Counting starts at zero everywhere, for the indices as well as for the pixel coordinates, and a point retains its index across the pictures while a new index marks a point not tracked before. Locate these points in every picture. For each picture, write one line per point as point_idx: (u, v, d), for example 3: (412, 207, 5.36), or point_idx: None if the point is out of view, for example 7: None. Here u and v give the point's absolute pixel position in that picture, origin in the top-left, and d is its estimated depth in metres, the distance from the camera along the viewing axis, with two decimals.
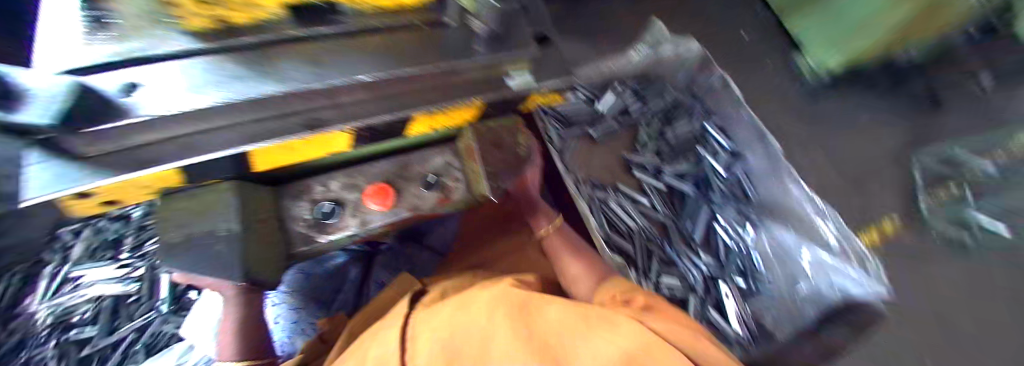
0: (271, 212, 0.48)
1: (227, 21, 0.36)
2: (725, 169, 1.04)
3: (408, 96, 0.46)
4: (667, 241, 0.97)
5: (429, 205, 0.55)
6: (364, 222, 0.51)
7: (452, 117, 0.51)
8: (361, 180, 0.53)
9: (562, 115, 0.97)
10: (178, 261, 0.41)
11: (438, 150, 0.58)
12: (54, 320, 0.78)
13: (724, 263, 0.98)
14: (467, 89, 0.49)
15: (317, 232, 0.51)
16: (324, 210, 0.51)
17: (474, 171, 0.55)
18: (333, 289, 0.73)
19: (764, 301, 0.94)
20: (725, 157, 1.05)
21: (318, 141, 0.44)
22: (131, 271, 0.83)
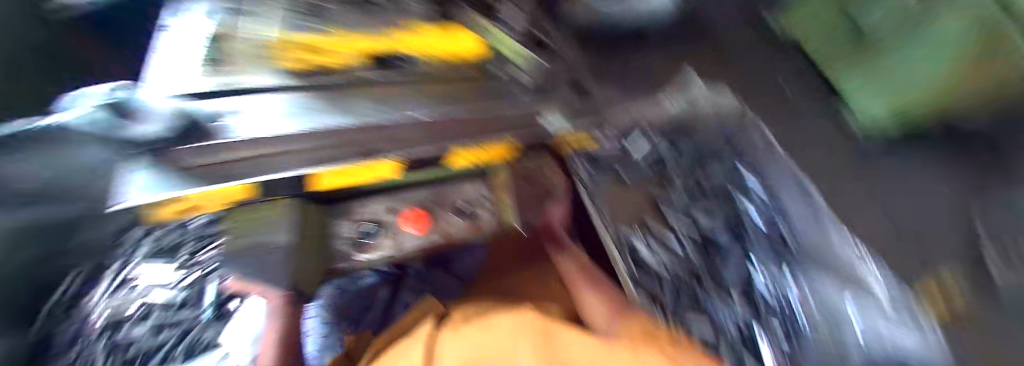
0: (311, 228, 0.51)
1: (324, 66, 0.49)
2: (791, 237, 0.81)
3: (450, 131, 0.54)
4: (703, 294, 0.81)
5: (458, 230, 0.60)
6: (401, 243, 0.56)
7: (491, 150, 0.55)
8: (399, 205, 0.57)
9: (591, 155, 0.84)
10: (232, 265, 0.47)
11: (470, 181, 0.62)
12: None
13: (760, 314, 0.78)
14: (499, 129, 0.59)
15: (358, 249, 0.55)
16: (366, 230, 0.55)
17: (503, 208, 0.64)
18: (362, 306, 0.77)
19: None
20: (765, 204, 0.85)
21: (369, 167, 0.51)
22: None
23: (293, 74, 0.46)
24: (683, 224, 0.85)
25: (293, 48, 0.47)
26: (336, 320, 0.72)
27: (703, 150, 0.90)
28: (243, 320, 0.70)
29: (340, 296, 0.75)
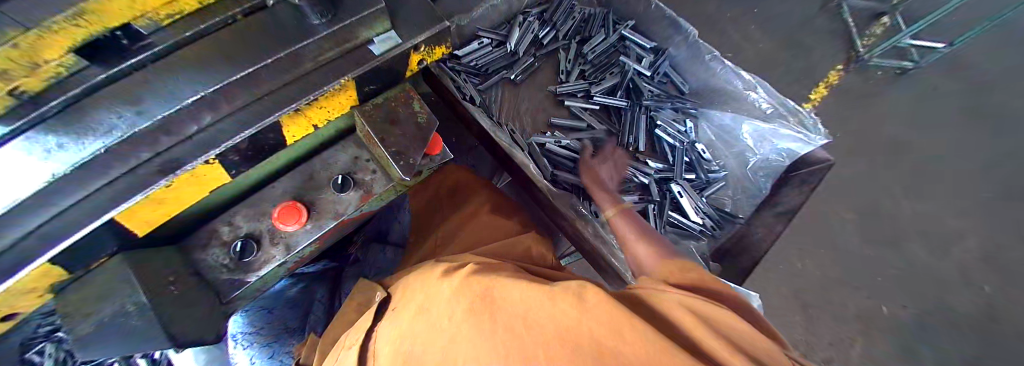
0: (167, 274, 0.42)
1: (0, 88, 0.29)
2: (651, 70, 0.95)
3: (270, 96, 0.39)
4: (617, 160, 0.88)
5: (351, 206, 0.50)
6: (287, 248, 0.47)
7: (332, 103, 0.46)
8: (267, 207, 0.49)
9: (461, 65, 0.85)
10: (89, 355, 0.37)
11: (340, 146, 0.53)
12: None
13: (670, 161, 0.90)
14: (332, 68, 0.42)
15: (242, 271, 0.47)
16: (239, 250, 0.47)
17: (386, 163, 0.50)
18: (301, 313, 0.72)
19: (719, 187, 0.89)
20: (648, 61, 0.96)
21: (182, 184, 0.38)
22: None
23: None
24: (575, 100, 0.90)
25: None
26: (278, 336, 0.69)
27: (571, 25, 0.96)
28: None
29: (273, 312, 0.71)
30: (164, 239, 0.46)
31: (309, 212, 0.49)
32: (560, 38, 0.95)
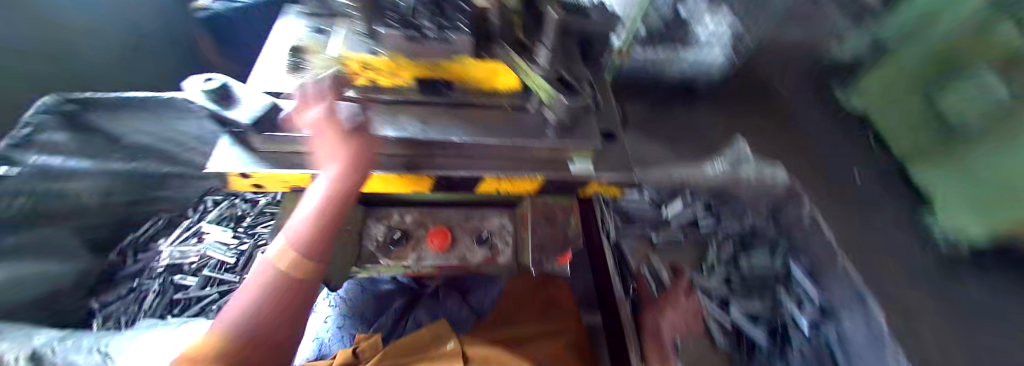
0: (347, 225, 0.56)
1: (382, 82, 0.53)
2: (808, 325, 0.85)
3: (487, 160, 0.54)
4: None
5: (477, 259, 0.59)
6: (419, 257, 0.58)
7: (520, 185, 0.56)
8: (430, 222, 0.61)
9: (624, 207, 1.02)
10: None
11: (499, 211, 0.63)
12: (169, 277, 0.94)
13: None
14: (536, 165, 0.55)
15: (382, 253, 0.58)
16: (394, 238, 0.58)
17: (524, 246, 0.59)
18: (377, 310, 0.79)
19: None
20: (812, 316, 0.86)
21: (403, 179, 0.53)
22: (239, 244, 1.01)
23: (361, 90, 0.53)
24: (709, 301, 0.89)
25: (352, 64, 0.49)
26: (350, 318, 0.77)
27: (737, 228, 1.00)
28: None
29: (361, 295, 0.80)
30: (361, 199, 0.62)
31: (449, 244, 0.59)
32: (719, 234, 0.99)
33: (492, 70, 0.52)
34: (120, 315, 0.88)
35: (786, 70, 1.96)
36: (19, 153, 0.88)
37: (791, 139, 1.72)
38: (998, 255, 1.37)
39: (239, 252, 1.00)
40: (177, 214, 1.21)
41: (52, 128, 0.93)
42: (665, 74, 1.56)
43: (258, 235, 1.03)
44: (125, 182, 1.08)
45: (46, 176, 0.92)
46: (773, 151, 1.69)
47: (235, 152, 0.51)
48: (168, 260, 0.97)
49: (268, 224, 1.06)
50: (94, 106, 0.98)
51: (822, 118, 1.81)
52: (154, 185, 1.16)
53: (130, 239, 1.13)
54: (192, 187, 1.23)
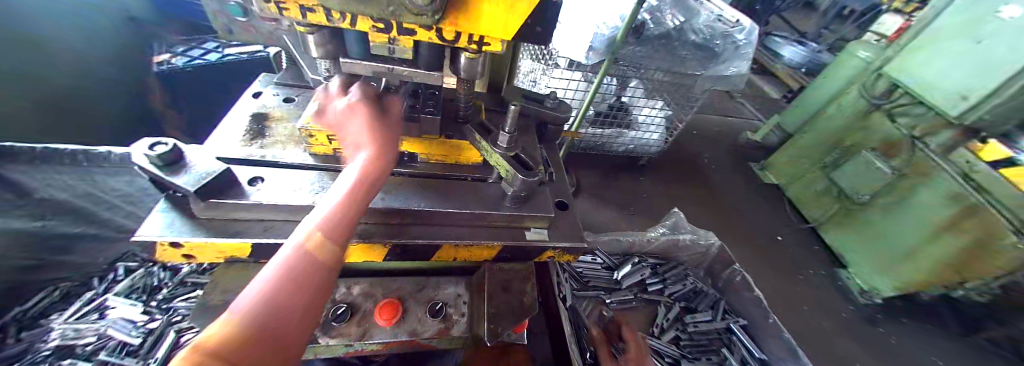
0: None
1: (345, 151, 0.55)
2: None
3: (445, 229, 0.56)
4: None
5: (429, 333, 0.56)
6: (366, 333, 0.53)
7: (477, 251, 0.58)
8: (380, 292, 0.58)
9: (579, 273, 1.05)
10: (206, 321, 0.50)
11: (454, 280, 0.63)
12: (54, 363, 0.79)
13: None
14: (493, 233, 0.57)
15: (321, 331, 0.52)
16: (337, 311, 0.54)
17: (479, 315, 0.56)
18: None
19: None
20: None
21: (357, 249, 0.52)
22: (150, 321, 0.87)
23: (320, 158, 0.55)
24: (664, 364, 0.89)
25: (319, 136, 0.52)
26: None
27: (681, 288, 1.06)
28: None
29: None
30: None
31: (399, 317, 0.55)
32: (667, 295, 1.04)
33: (455, 146, 0.59)
34: None
35: (711, 146, 2.28)
36: None
37: (723, 205, 1.93)
38: (906, 310, 1.55)
39: (147, 331, 0.85)
40: (77, 283, 1.07)
41: None
42: (610, 148, 1.92)
43: (174, 311, 0.89)
44: (17, 243, 0.91)
45: None
46: (713, 216, 1.87)
47: (165, 217, 0.47)
48: (57, 342, 0.82)
49: (190, 297, 0.93)
50: (9, 159, 0.81)
51: (748, 187, 2.07)
52: (54, 248, 0.99)
53: (15, 314, 0.97)
54: (108, 252, 1.10)
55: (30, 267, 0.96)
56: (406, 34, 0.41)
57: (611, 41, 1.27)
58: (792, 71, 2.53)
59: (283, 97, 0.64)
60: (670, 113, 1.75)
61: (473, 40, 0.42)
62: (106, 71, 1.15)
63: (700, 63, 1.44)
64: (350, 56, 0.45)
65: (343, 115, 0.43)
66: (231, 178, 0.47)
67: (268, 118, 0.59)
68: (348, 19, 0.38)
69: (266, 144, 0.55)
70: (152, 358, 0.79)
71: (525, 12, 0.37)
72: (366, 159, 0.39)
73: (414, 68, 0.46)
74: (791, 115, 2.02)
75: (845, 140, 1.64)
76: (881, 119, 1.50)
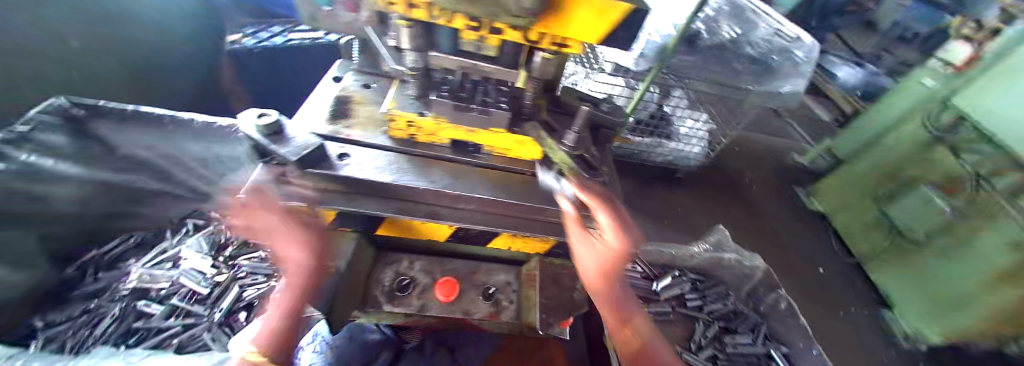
0: (362, 269, 0.59)
1: (420, 137, 0.60)
2: None
3: (504, 218, 0.59)
4: None
5: (481, 314, 0.60)
6: (425, 305, 0.59)
7: (531, 244, 0.62)
8: (438, 271, 0.63)
9: None
10: None
11: (504, 268, 0.67)
12: (133, 302, 0.89)
13: None
14: (548, 228, 0.60)
15: (387, 299, 0.59)
16: (401, 284, 0.60)
17: (529, 305, 0.60)
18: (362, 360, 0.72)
19: None
20: None
21: (425, 225, 0.57)
22: (217, 274, 0.96)
23: (398, 141, 0.60)
24: None
25: (399, 122, 0.56)
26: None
27: (722, 307, 1.02)
28: None
29: (346, 342, 0.74)
30: (378, 242, 0.64)
31: (456, 295, 0.61)
32: (705, 313, 1.00)
33: (518, 141, 0.61)
34: (68, 338, 0.82)
35: (752, 165, 2.19)
36: (12, 149, 0.84)
37: (760, 227, 1.87)
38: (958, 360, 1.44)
39: (215, 283, 0.94)
40: (151, 234, 1.15)
41: (47, 130, 0.88)
42: (647, 157, 1.90)
43: (238, 268, 0.98)
44: (106, 192, 1.02)
45: (26, 177, 0.86)
46: (749, 237, 1.81)
47: (261, 181, 0.52)
48: (135, 283, 0.92)
49: (252, 257, 1.01)
50: (102, 115, 0.93)
51: (789, 211, 1.98)
52: (135, 200, 1.10)
53: (94, 254, 1.05)
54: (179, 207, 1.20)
55: (114, 215, 1.07)
56: (494, 32, 0.43)
57: (662, 51, 1.19)
58: (848, 94, 2.39)
59: (361, 83, 0.70)
60: (714, 128, 1.70)
61: (556, 41, 0.43)
62: (187, 44, 1.26)
63: (753, 77, 1.39)
64: (439, 50, 0.49)
65: (253, 222, 0.45)
66: (323, 153, 0.52)
67: (351, 100, 0.65)
68: (446, 16, 0.40)
69: (350, 124, 0.60)
70: (218, 307, 0.90)
71: (614, 21, 0.38)
72: (289, 274, 0.46)
73: (495, 65, 0.50)
74: (841, 139, 1.91)
75: (901, 171, 1.54)
76: (942, 152, 1.39)
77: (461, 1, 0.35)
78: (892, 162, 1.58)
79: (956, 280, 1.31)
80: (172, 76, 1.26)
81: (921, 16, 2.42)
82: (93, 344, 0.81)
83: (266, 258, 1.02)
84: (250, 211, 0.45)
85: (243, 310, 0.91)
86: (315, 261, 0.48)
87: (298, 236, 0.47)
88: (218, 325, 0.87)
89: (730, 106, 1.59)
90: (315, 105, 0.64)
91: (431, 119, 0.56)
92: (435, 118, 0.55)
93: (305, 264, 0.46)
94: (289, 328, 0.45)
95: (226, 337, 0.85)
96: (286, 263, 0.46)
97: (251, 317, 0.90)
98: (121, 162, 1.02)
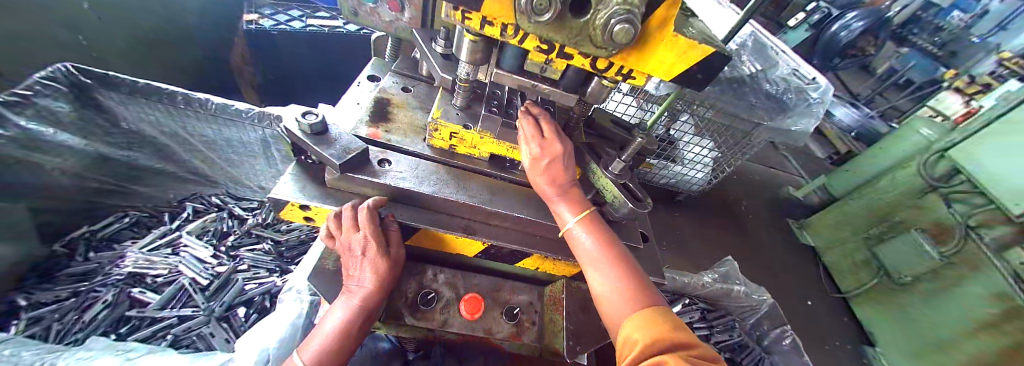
0: None
1: (459, 149, 0.58)
2: None
3: (537, 239, 0.58)
4: None
5: (504, 334, 0.58)
6: (447, 322, 0.56)
7: (560, 267, 0.61)
8: (462, 286, 0.61)
9: None
10: (314, 279, 0.54)
11: (527, 288, 0.65)
12: (127, 288, 0.85)
13: None
14: None
15: (409, 312, 0.56)
16: (426, 298, 0.58)
17: (555, 329, 0.58)
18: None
19: None
20: None
21: (457, 240, 0.55)
22: (217, 265, 0.93)
23: (436, 151, 0.59)
24: None
25: (442, 132, 0.55)
26: None
27: (729, 339, 1.07)
28: (262, 332, 0.65)
29: (357, 351, 0.72)
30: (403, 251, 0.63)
31: (480, 313, 0.59)
32: (714, 343, 1.05)
33: None
34: (53, 322, 0.77)
35: (751, 195, 2.23)
36: (13, 114, 0.76)
37: (757, 257, 1.90)
38: None
39: (216, 274, 0.91)
40: (147, 215, 1.10)
41: (54, 97, 0.82)
42: (652, 178, 1.92)
43: (240, 259, 0.96)
44: (104, 168, 0.97)
45: (25, 144, 0.80)
46: (746, 266, 1.84)
47: (294, 182, 0.51)
48: (131, 268, 0.88)
49: (253, 249, 0.99)
50: (110, 87, 0.89)
51: (786, 244, 2.01)
52: (134, 178, 1.05)
53: (85, 233, 1.00)
54: (179, 190, 1.16)
55: (109, 192, 1.02)
56: (562, 57, 0.42)
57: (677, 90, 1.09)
58: (844, 134, 2.47)
59: (400, 85, 0.70)
60: (719, 157, 1.70)
61: (622, 72, 0.43)
62: (198, 18, 1.22)
63: (767, 112, 1.41)
64: (501, 66, 0.48)
65: (349, 236, 0.45)
66: (364, 158, 0.51)
67: (390, 103, 0.65)
68: (519, 36, 0.40)
69: (388, 128, 0.59)
70: (219, 300, 0.86)
71: (692, 58, 0.38)
72: (362, 297, 0.46)
73: (554, 87, 0.49)
74: (836, 179, 1.95)
75: (892, 213, 1.56)
76: (935, 199, 1.42)
77: (549, 28, 0.35)
78: (885, 204, 1.60)
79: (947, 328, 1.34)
80: (184, 52, 1.22)
81: (917, 65, 2.46)
82: (83, 331, 0.77)
83: (270, 251, 1.00)
84: (351, 225, 0.45)
85: (243, 305, 0.88)
86: (386, 290, 0.49)
87: (365, 258, 0.45)
88: (216, 319, 0.83)
89: (740, 139, 1.55)
90: (354, 107, 0.64)
91: (476, 133, 0.54)
92: (481, 133, 0.54)
93: (368, 290, 0.46)
94: (343, 350, 0.45)
95: (225, 333, 0.82)
96: (362, 284, 0.46)
97: (252, 312, 0.87)
98: (125, 136, 0.98)
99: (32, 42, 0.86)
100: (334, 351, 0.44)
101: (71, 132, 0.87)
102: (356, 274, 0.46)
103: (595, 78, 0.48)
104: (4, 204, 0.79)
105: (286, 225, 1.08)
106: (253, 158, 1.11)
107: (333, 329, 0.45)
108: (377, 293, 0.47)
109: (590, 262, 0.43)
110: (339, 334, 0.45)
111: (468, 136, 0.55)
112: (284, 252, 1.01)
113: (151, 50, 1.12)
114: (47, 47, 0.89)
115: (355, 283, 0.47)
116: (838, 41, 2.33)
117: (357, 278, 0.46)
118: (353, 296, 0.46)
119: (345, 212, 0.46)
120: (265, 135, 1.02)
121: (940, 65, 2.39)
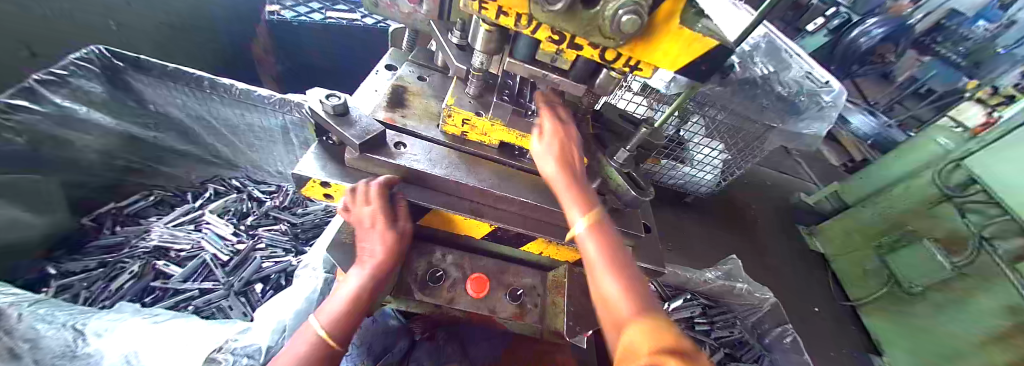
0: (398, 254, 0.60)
1: (471, 136, 0.61)
2: None
3: (542, 223, 0.60)
4: None
5: (507, 314, 0.60)
6: (455, 299, 0.59)
7: (563, 251, 0.64)
8: (469, 267, 0.64)
9: None
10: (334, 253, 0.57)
11: (531, 272, 0.68)
12: (152, 260, 0.89)
13: None
14: None
15: (419, 288, 0.59)
16: (434, 276, 0.61)
17: (556, 310, 0.61)
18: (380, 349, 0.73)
19: None
20: None
21: (466, 222, 0.58)
22: (237, 243, 0.97)
23: (449, 137, 0.61)
24: None
25: (456, 118, 0.58)
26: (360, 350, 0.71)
27: (730, 335, 1.07)
28: (279, 305, 0.69)
29: (370, 327, 0.75)
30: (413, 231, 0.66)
31: (485, 292, 0.62)
32: (714, 340, 1.06)
33: None
34: (82, 289, 0.82)
35: (760, 199, 2.21)
36: (48, 90, 0.81)
37: (764, 261, 1.89)
38: None
39: (235, 251, 0.96)
40: (171, 194, 1.15)
41: (87, 78, 0.87)
42: (661, 178, 1.92)
43: (258, 238, 1.00)
44: (131, 147, 1.02)
45: (58, 121, 0.85)
46: (752, 270, 1.83)
47: (316, 160, 0.54)
48: (156, 242, 0.93)
49: (271, 229, 1.04)
50: (141, 70, 0.94)
51: (795, 249, 1.99)
52: (159, 158, 1.10)
53: (112, 208, 1.05)
54: (201, 171, 1.21)
55: (136, 170, 1.08)
56: (572, 47, 0.45)
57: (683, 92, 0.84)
58: (859, 142, 2.42)
59: (416, 74, 0.73)
60: (730, 159, 1.68)
61: (630, 63, 0.45)
62: (217, 6, 1.27)
63: (778, 115, 1.42)
64: (513, 56, 0.51)
65: (360, 209, 0.49)
66: (382, 140, 0.53)
67: (407, 91, 0.68)
68: (532, 26, 0.42)
69: (404, 114, 0.62)
70: (238, 276, 0.91)
71: (696, 50, 0.40)
72: (372, 267, 0.49)
73: (565, 77, 0.52)
74: (849, 186, 1.92)
75: (904, 222, 1.54)
76: (948, 209, 1.40)
77: (561, 17, 0.37)
78: (897, 212, 1.58)
79: (961, 337, 1.32)
80: (207, 39, 1.27)
81: (939, 74, 2.36)
82: (110, 298, 0.81)
83: (286, 231, 1.04)
84: (362, 199, 0.49)
85: (260, 282, 0.92)
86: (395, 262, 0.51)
87: (375, 230, 0.49)
88: (235, 294, 0.88)
89: (755, 139, 1.51)
90: (374, 95, 0.66)
91: (488, 120, 0.57)
92: (492, 120, 0.57)
93: (378, 261, 0.49)
94: (357, 319, 0.48)
95: (241, 307, 0.86)
96: (372, 254, 0.50)
97: (268, 289, 0.91)
98: (152, 117, 1.03)
99: (69, 26, 0.91)
100: (344, 320, 0.47)
101: (101, 111, 0.93)
102: (368, 246, 0.50)
103: (603, 70, 0.50)
104: (41, 176, 0.85)
105: (302, 208, 1.12)
106: (272, 143, 1.16)
107: (344, 298, 0.48)
108: (384, 264, 0.49)
109: (593, 263, 0.42)
110: (349, 303, 0.48)
111: (483, 123, 0.58)
112: (299, 232, 1.05)
113: (176, 37, 1.18)
114: (81, 30, 0.94)
115: (367, 253, 0.50)
116: (857, 47, 2.28)
117: (370, 251, 0.49)
118: (367, 265, 0.49)
119: (357, 187, 0.50)
120: (287, 121, 1.07)
121: (964, 74, 2.29)
